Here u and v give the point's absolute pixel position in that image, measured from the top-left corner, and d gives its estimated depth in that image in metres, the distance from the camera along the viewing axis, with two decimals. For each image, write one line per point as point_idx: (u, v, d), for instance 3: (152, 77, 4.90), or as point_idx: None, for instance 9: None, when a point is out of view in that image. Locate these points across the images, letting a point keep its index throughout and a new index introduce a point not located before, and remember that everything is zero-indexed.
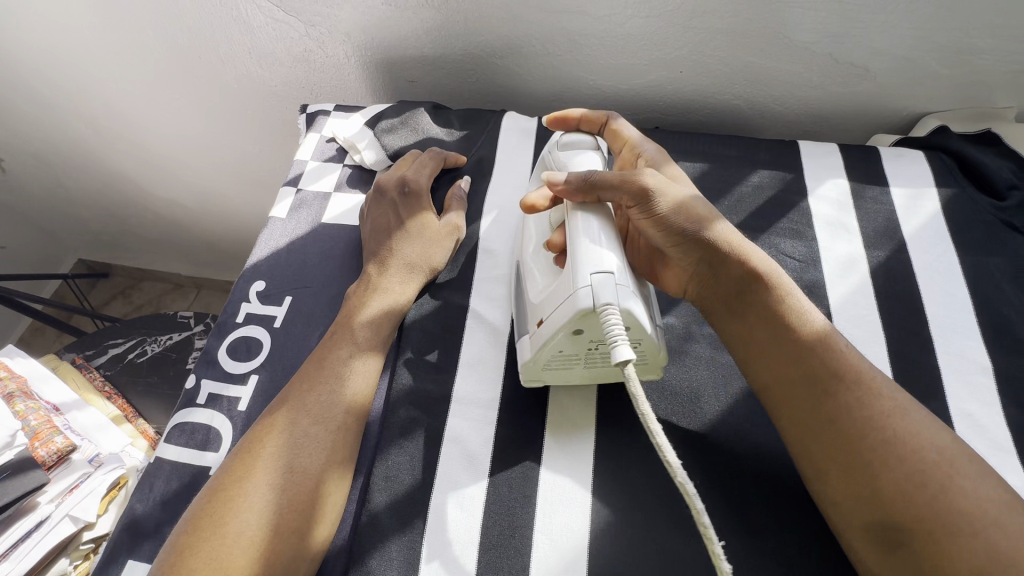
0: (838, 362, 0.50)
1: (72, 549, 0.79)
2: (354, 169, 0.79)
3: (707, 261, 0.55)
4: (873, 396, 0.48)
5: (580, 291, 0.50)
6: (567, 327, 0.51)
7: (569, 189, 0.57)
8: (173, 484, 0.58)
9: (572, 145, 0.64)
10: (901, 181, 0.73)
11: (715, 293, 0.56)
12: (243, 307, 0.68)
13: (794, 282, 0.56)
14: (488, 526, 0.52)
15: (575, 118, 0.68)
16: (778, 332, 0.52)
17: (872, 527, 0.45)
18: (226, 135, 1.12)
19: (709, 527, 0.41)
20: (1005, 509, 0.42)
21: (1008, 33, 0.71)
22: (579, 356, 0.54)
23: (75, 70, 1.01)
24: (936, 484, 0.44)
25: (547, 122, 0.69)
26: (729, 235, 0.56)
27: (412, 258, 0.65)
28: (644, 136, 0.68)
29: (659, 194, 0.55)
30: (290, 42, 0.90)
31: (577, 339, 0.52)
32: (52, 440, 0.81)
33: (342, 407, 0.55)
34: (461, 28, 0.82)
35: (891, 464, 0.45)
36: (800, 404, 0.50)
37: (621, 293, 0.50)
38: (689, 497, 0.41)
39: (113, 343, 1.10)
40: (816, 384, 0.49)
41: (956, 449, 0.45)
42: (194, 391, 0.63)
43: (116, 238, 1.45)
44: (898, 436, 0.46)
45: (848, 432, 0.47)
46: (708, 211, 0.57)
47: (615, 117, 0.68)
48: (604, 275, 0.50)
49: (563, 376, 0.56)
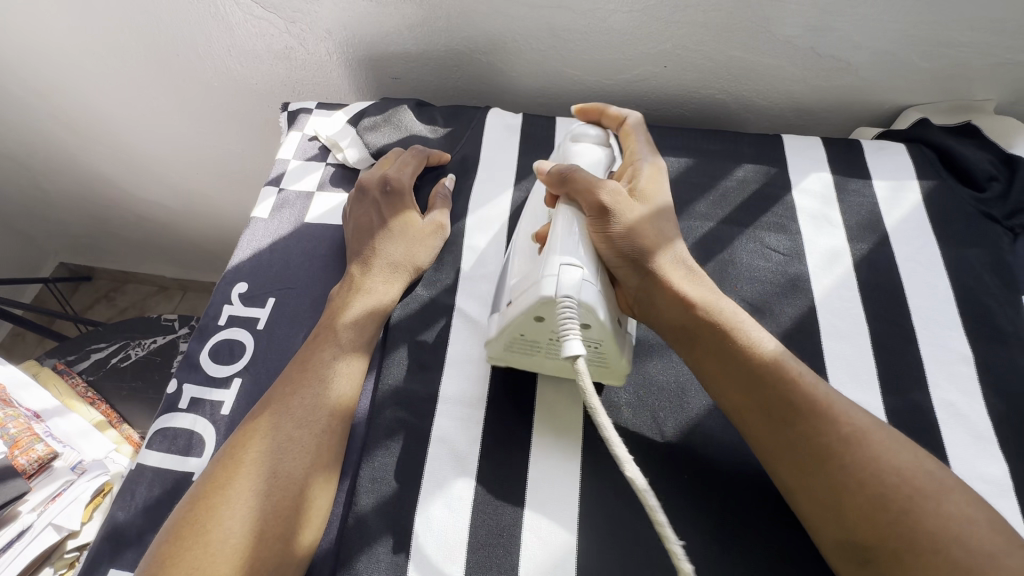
0: (789, 394, 0.49)
1: (56, 558, 0.77)
2: (336, 168, 0.78)
3: (653, 289, 0.55)
4: (831, 422, 0.47)
5: (545, 279, 0.50)
6: (529, 311, 0.51)
7: (549, 178, 0.59)
8: (155, 491, 0.57)
9: (582, 135, 0.64)
10: (884, 174, 0.73)
11: (659, 322, 0.56)
12: (226, 309, 0.67)
13: (742, 312, 0.55)
14: (476, 526, 0.51)
15: (597, 113, 0.70)
16: (727, 362, 0.52)
17: (848, 538, 0.45)
18: (208, 134, 1.10)
19: (664, 524, 0.41)
20: (967, 526, 0.42)
21: (987, 26, 0.72)
22: (540, 344, 0.54)
23: (51, 69, 0.99)
24: (895, 506, 0.43)
25: (574, 113, 0.71)
26: (668, 267, 0.56)
27: (396, 258, 0.65)
28: (650, 144, 0.66)
29: (615, 212, 0.55)
30: (270, 39, 0.89)
31: (539, 327, 0.53)
32: (32, 448, 0.80)
33: (327, 409, 0.54)
34: (443, 24, 0.81)
35: (852, 487, 0.45)
36: (760, 427, 0.50)
37: (584, 289, 0.50)
38: (642, 496, 0.42)
39: (96, 348, 1.09)
40: (773, 411, 0.49)
41: (915, 468, 0.45)
42: (176, 396, 0.62)
43: (97, 240, 1.43)
44: (856, 461, 0.45)
45: (818, 444, 0.47)
46: (659, 237, 0.57)
47: (634, 120, 0.67)
48: (572, 268, 0.50)
49: (527, 362, 0.57)
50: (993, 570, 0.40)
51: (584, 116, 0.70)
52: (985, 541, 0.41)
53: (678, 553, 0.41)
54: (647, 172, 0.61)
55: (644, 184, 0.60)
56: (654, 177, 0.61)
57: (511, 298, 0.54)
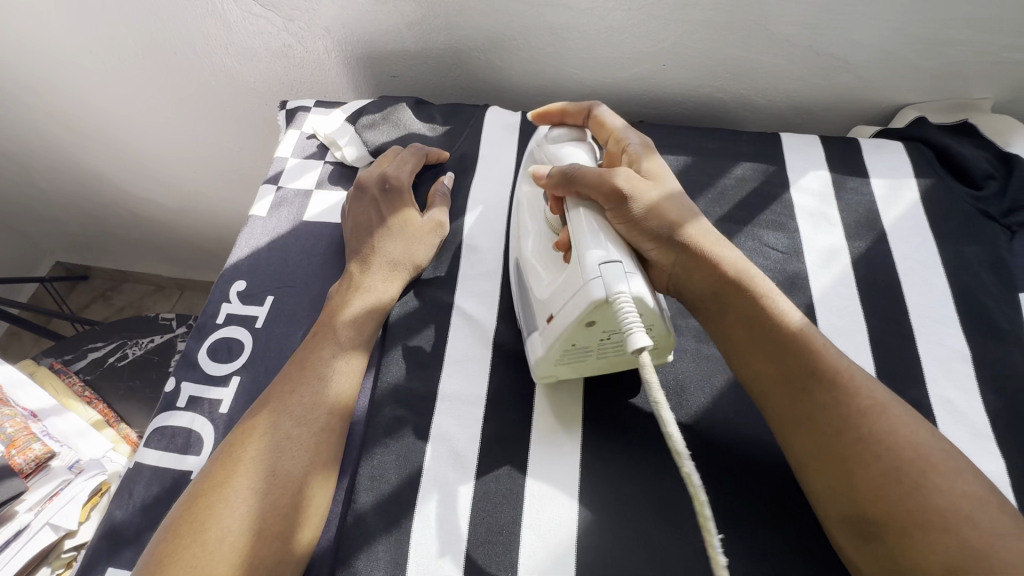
0: (815, 363, 0.49)
1: (53, 558, 0.77)
2: (335, 166, 0.78)
3: (686, 261, 0.55)
4: (851, 394, 0.48)
5: (591, 282, 0.50)
6: (580, 318, 0.50)
7: (551, 182, 0.58)
8: (154, 489, 0.57)
9: (558, 138, 0.64)
10: (882, 172, 0.73)
11: (691, 296, 0.56)
12: (224, 308, 0.67)
13: (769, 280, 0.55)
14: (476, 523, 0.51)
15: (557, 112, 0.68)
16: (757, 333, 0.52)
17: (853, 518, 0.45)
18: (205, 132, 1.10)
19: (710, 519, 0.42)
20: (977, 505, 0.43)
21: (984, 25, 0.72)
22: (591, 347, 0.54)
23: (48, 67, 0.98)
24: (909, 480, 0.44)
25: (535, 116, 0.69)
26: (699, 236, 0.56)
27: (395, 256, 0.64)
28: (628, 125, 0.66)
29: (632, 197, 0.55)
30: (268, 36, 0.89)
31: (590, 331, 0.52)
32: (29, 447, 0.79)
33: (325, 407, 0.54)
34: (442, 22, 0.81)
35: (867, 459, 0.45)
36: (777, 398, 0.50)
37: (630, 278, 0.50)
38: (693, 488, 0.42)
39: (93, 347, 1.08)
40: (794, 381, 0.50)
41: (929, 445, 0.46)
42: (174, 395, 0.62)
43: (94, 239, 1.42)
44: (872, 433, 0.46)
45: (836, 413, 0.47)
46: (682, 211, 0.58)
47: (599, 106, 0.66)
48: (612, 263, 0.51)
49: (577, 369, 0.56)
50: (1002, 551, 0.40)
51: (543, 120, 0.69)
52: (993, 522, 0.42)
53: (716, 546, 0.41)
54: (643, 155, 0.61)
55: (648, 167, 0.60)
56: (653, 161, 0.61)
57: (554, 311, 0.53)
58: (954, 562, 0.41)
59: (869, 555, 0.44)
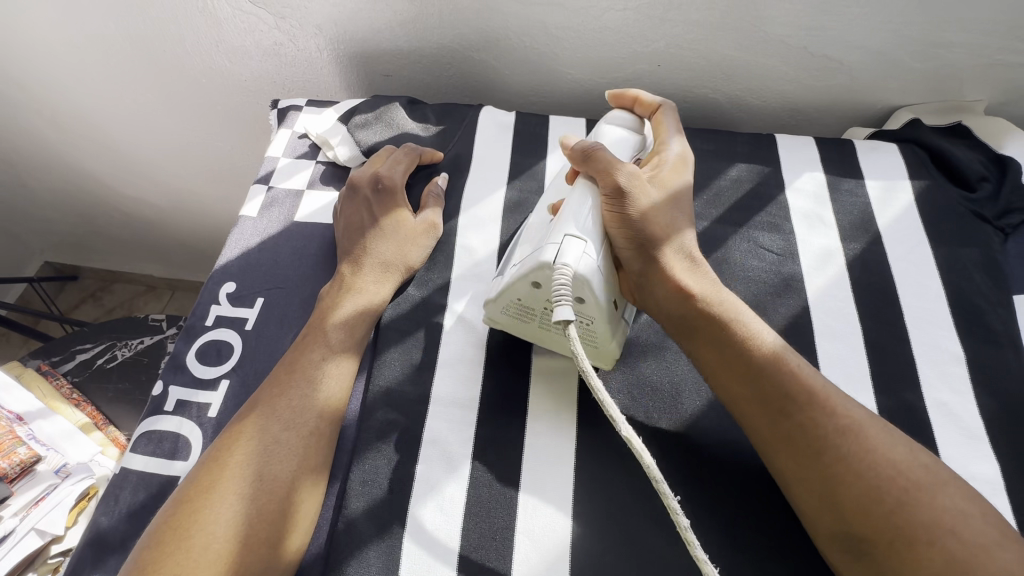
0: (786, 383, 0.49)
1: (41, 563, 0.76)
2: (327, 166, 0.77)
3: (653, 279, 0.55)
4: (827, 414, 0.48)
5: (549, 245, 0.52)
6: (528, 275, 0.53)
7: (572, 152, 0.59)
8: (140, 496, 0.56)
9: (616, 119, 0.66)
10: (876, 174, 0.73)
11: (658, 313, 0.56)
12: (213, 309, 0.66)
13: (741, 304, 0.55)
14: (468, 529, 0.50)
15: (630, 98, 0.69)
16: (728, 354, 0.52)
17: (840, 536, 0.45)
18: (197, 132, 1.09)
19: (659, 480, 0.43)
20: (963, 520, 0.43)
21: (978, 27, 0.72)
22: (535, 311, 0.56)
23: (36, 65, 0.97)
24: (892, 500, 0.44)
25: (608, 98, 0.70)
26: (673, 259, 0.56)
27: (387, 257, 0.64)
28: (682, 136, 0.66)
29: (629, 195, 0.56)
30: (259, 35, 0.88)
31: (537, 292, 0.54)
32: (14, 451, 0.79)
33: (316, 410, 0.53)
34: (436, 20, 0.80)
35: (849, 478, 0.45)
36: (756, 418, 0.50)
37: (584, 260, 0.51)
38: (638, 454, 0.43)
39: (82, 348, 1.07)
40: (771, 403, 0.49)
41: (911, 462, 0.46)
42: (161, 398, 0.61)
43: (84, 239, 1.40)
44: (851, 454, 0.46)
45: (816, 435, 0.47)
46: (665, 228, 0.57)
47: (667, 109, 0.68)
48: (576, 240, 0.52)
49: (518, 326, 0.58)
50: (991, 561, 0.41)
51: (614, 101, 0.69)
52: (980, 535, 0.42)
53: (687, 528, 0.42)
54: (670, 161, 0.62)
55: (665, 174, 0.60)
56: (677, 170, 0.62)
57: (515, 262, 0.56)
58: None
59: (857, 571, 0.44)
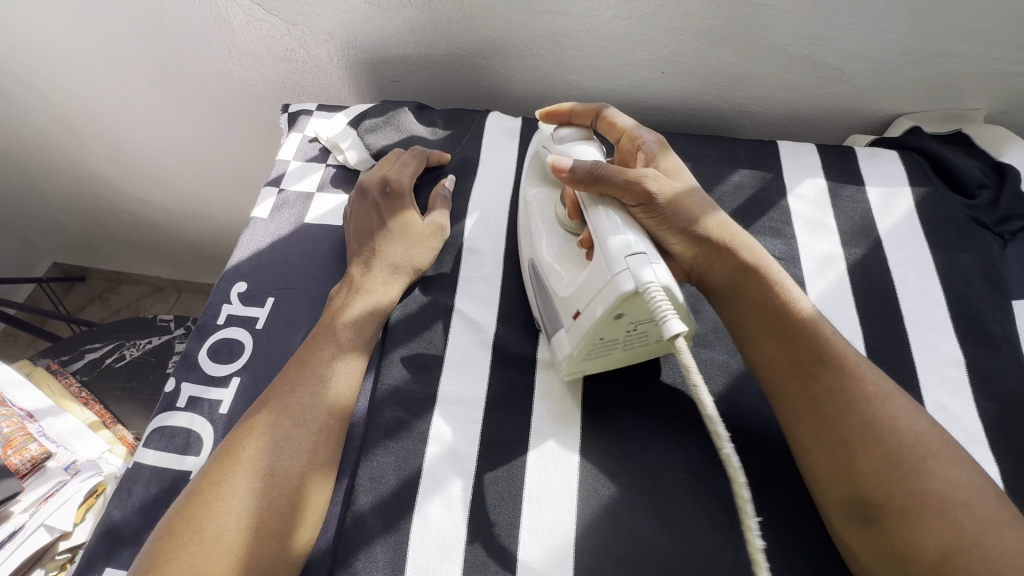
0: (824, 346, 0.51)
1: (48, 559, 0.77)
2: (337, 169, 0.78)
3: (707, 252, 0.57)
4: (858, 380, 0.49)
5: (619, 275, 0.50)
6: (609, 313, 0.50)
7: (574, 177, 0.57)
8: (152, 490, 0.57)
9: (567, 139, 0.64)
10: (877, 181, 0.74)
11: (711, 285, 0.58)
12: (224, 309, 0.67)
13: (781, 268, 0.57)
14: (475, 526, 0.51)
15: (565, 112, 0.67)
16: (771, 321, 0.54)
17: (853, 503, 0.46)
18: (206, 134, 1.10)
19: (748, 501, 0.40)
20: (974, 493, 0.44)
21: (980, 38, 0.73)
22: (618, 340, 0.54)
23: (49, 67, 0.99)
24: (909, 467, 0.45)
25: (541, 117, 0.68)
26: (720, 228, 0.58)
27: (396, 258, 0.65)
28: (639, 125, 0.67)
29: (659, 193, 0.56)
30: (271, 41, 0.90)
31: (618, 323, 0.52)
32: (25, 447, 0.80)
33: (325, 408, 0.54)
34: (445, 28, 0.82)
35: (868, 442, 0.47)
36: (786, 382, 0.52)
37: (658, 268, 0.50)
38: (733, 470, 0.41)
39: (90, 347, 1.08)
40: (803, 365, 0.51)
41: (933, 435, 0.47)
42: (173, 395, 0.62)
43: (92, 240, 1.42)
44: (876, 419, 0.47)
45: (841, 398, 0.49)
46: (702, 205, 0.59)
47: (606, 108, 0.67)
48: (637, 252, 0.51)
49: (601, 362, 0.57)
50: (995, 538, 0.42)
51: (551, 118, 0.68)
52: (988, 511, 0.44)
53: (754, 529, 0.40)
54: (658, 153, 0.62)
55: (664, 164, 0.61)
56: (669, 160, 0.62)
57: (580, 306, 0.53)
58: (949, 544, 0.43)
59: (865, 537, 0.45)
